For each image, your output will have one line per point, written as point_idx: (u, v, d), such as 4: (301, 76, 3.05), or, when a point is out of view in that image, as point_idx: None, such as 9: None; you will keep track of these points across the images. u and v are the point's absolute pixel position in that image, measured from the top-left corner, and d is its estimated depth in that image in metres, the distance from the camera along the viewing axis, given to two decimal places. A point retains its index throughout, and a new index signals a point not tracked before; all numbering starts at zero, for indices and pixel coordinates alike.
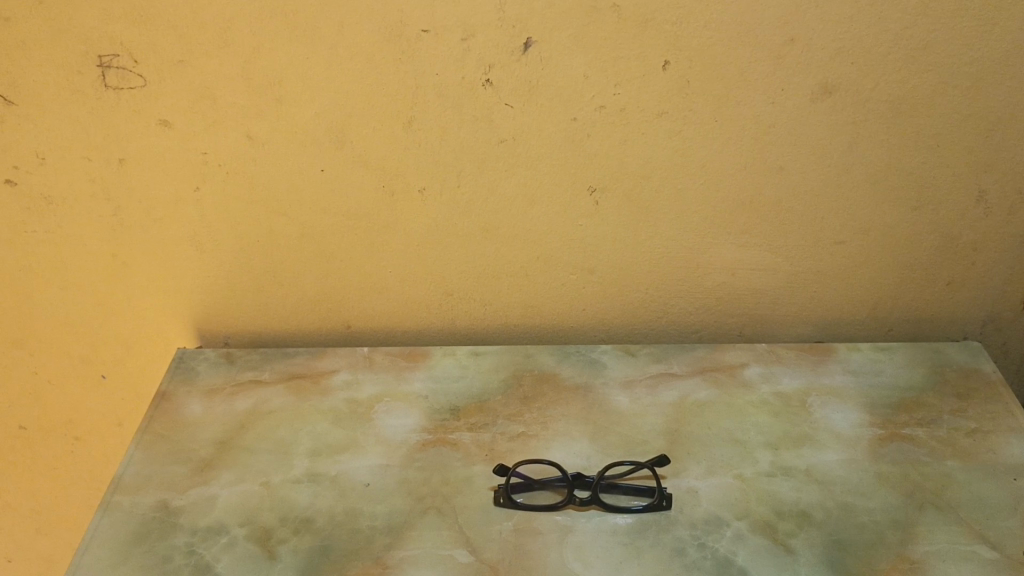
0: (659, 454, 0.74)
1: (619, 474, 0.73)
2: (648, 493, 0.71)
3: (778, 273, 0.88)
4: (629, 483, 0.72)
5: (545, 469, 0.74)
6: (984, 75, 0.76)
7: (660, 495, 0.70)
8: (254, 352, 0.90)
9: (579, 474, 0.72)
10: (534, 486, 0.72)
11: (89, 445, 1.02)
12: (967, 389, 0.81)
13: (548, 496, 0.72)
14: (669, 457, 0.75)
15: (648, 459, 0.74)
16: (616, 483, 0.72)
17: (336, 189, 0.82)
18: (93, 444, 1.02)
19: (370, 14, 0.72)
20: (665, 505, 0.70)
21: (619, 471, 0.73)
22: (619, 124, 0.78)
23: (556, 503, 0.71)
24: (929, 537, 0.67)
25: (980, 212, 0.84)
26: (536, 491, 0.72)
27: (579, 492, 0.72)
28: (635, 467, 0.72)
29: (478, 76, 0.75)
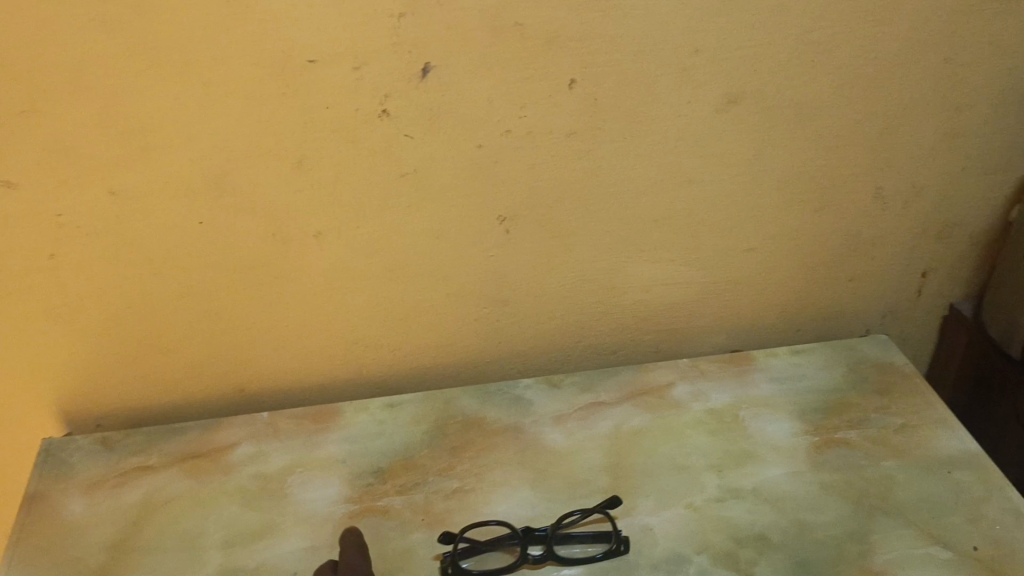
0: (609, 496, 0.70)
1: (571, 523, 0.68)
2: (604, 538, 0.67)
3: (691, 285, 0.87)
4: (583, 531, 0.68)
5: (493, 529, 0.68)
6: (879, 74, 0.76)
7: (616, 539, 0.66)
8: (136, 432, 0.79)
9: (530, 529, 0.67)
10: (484, 549, 0.66)
11: None
12: (886, 384, 0.83)
13: (500, 558, 0.66)
14: (618, 496, 0.71)
15: (599, 503, 0.70)
16: (569, 533, 0.68)
17: (220, 241, 0.73)
18: None
19: (247, 47, 0.63)
20: (622, 549, 0.66)
21: (569, 520, 0.68)
22: (526, 148, 0.74)
23: (511, 565, 0.65)
24: (886, 545, 0.67)
25: (878, 208, 0.85)
26: (488, 556, 0.66)
27: (532, 548, 0.67)
28: (587, 513, 0.68)
29: (374, 106, 0.68)
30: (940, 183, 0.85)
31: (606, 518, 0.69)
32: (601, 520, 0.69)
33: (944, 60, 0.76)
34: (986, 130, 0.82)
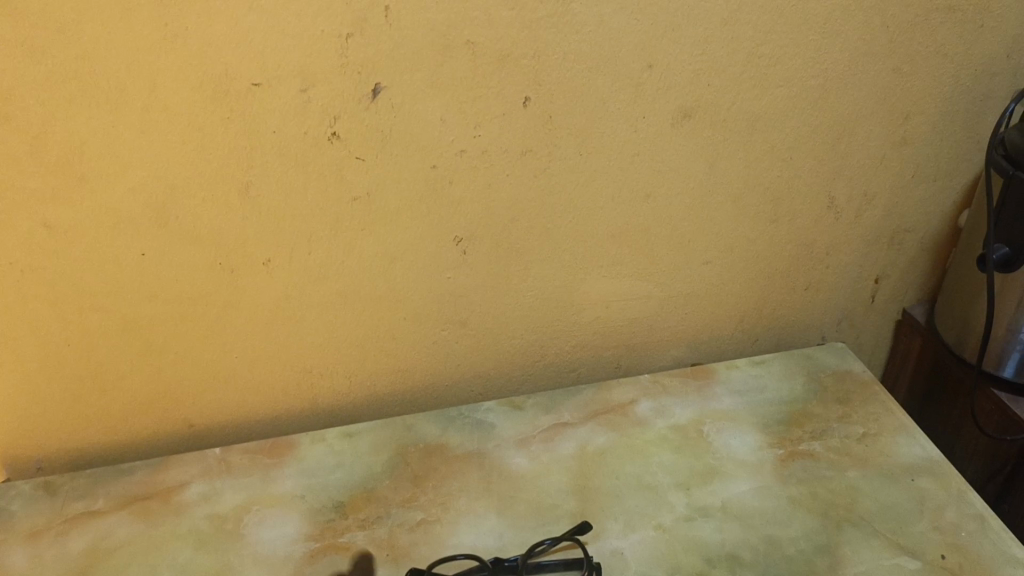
0: (578, 522, 0.69)
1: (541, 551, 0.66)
2: (575, 566, 0.65)
3: (650, 299, 0.86)
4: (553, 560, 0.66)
5: (462, 563, 0.66)
6: (830, 85, 0.76)
7: (588, 566, 0.65)
8: (80, 475, 0.75)
9: (499, 559, 0.65)
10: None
11: None
12: (846, 393, 0.83)
13: None
14: (587, 520, 0.70)
15: (569, 529, 0.68)
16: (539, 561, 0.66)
17: (164, 272, 0.70)
18: None
19: (187, 70, 0.60)
20: None
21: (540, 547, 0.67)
22: (481, 168, 0.72)
23: None
24: (855, 557, 0.66)
25: (831, 217, 0.86)
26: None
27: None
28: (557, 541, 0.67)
29: (323, 129, 0.66)
30: (891, 190, 0.85)
31: (576, 544, 0.67)
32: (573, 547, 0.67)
33: (892, 69, 0.77)
34: (934, 138, 0.83)
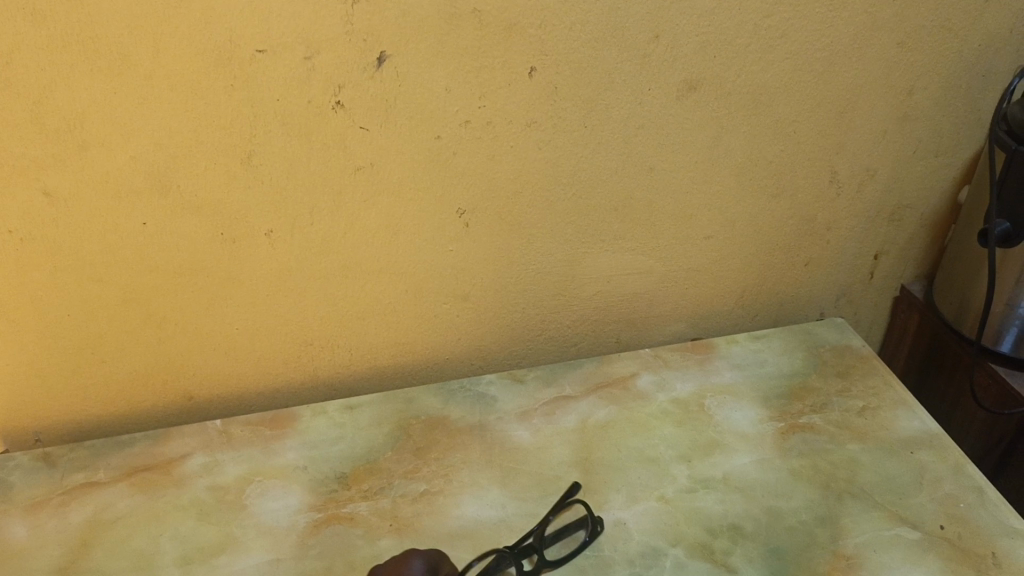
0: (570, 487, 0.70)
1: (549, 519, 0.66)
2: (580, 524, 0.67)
3: (651, 274, 0.86)
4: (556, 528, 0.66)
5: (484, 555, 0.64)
6: (834, 59, 0.76)
7: (592, 521, 0.66)
8: (79, 447, 0.75)
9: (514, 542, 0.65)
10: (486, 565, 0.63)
11: None
12: (846, 367, 0.83)
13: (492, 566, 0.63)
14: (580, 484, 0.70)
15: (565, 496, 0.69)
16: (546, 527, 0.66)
17: (166, 242, 0.69)
18: None
19: (190, 36, 0.59)
20: (599, 528, 0.66)
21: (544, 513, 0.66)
22: (485, 139, 0.71)
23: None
24: (856, 528, 0.66)
25: (833, 192, 0.86)
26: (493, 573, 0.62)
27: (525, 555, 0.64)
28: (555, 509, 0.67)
29: (327, 98, 0.65)
30: (892, 166, 0.86)
31: (574, 505, 0.68)
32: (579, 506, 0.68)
33: (896, 44, 0.77)
34: (935, 114, 0.83)
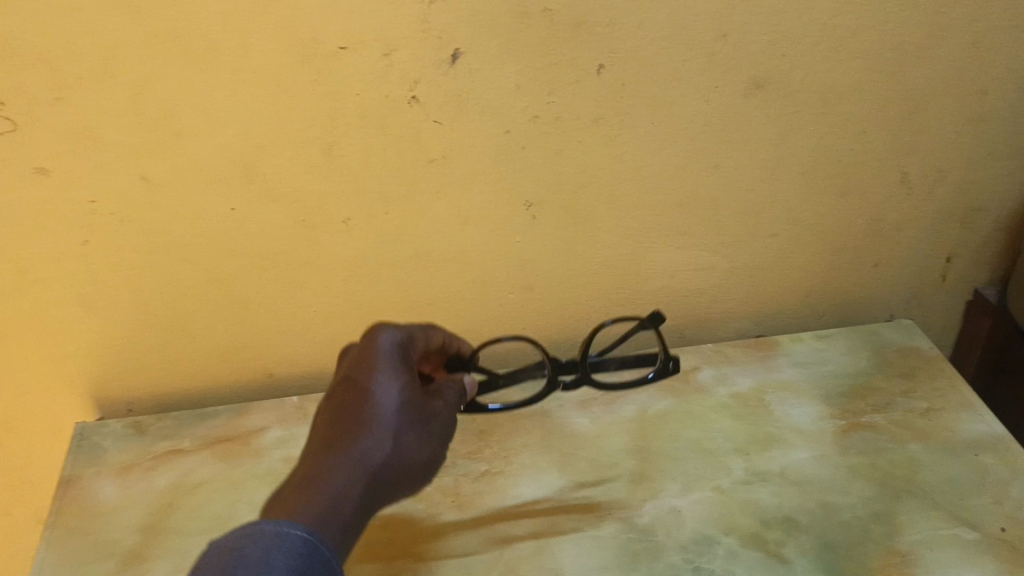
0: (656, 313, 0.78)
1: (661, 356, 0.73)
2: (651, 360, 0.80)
3: (715, 270, 0.88)
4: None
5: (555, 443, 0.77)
6: (905, 58, 0.76)
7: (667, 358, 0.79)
8: (166, 418, 0.81)
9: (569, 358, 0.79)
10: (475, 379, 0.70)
11: None
12: (911, 368, 0.83)
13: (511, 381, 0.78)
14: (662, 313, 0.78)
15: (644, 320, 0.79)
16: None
17: (250, 227, 0.74)
18: None
19: (279, 33, 0.63)
20: (672, 366, 0.79)
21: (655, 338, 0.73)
22: (553, 134, 0.74)
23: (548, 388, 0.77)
24: (912, 526, 0.66)
25: (902, 192, 0.85)
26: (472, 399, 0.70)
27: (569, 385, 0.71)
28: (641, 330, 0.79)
29: (403, 93, 0.68)
30: (965, 167, 0.85)
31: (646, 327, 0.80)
32: (644, 460, 0.74)
33: (970, 44, 0.76)
34: (1012, 114, 0.82)
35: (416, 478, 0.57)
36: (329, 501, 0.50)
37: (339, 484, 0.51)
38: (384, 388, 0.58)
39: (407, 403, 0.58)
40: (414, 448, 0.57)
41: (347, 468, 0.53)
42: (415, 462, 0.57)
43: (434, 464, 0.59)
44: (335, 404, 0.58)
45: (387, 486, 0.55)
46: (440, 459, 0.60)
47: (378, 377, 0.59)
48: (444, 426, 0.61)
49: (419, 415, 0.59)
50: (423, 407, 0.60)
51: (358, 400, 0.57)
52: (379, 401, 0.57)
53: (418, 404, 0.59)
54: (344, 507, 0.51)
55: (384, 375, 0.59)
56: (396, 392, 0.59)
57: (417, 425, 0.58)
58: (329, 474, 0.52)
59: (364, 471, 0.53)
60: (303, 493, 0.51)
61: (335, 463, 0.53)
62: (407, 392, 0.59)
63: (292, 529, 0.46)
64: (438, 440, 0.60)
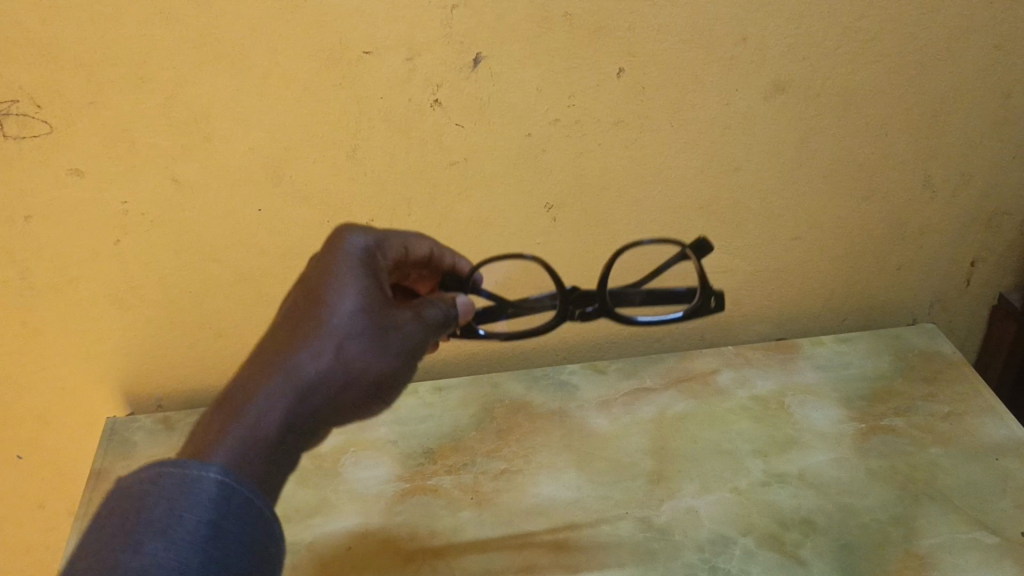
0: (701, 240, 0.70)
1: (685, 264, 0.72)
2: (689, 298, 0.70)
3: (735, 274, 0.88)
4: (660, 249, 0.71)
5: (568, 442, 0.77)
6: (927, 61, 0.76)
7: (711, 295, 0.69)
8: (194, 414, 0.83)
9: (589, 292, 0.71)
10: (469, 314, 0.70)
11: (22, 528, 0.95)
12: (933, 373, 0.83)
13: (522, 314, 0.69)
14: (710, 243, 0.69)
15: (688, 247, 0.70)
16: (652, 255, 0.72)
17: (277, 229, 0.75)
18: (27, 526, 0.94)
19: (305, 38, 0.65)
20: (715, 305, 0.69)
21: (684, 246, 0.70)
22: (574, 137, 0.75)
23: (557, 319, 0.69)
24: (931, 529, 0.66)
25: (925, 196, 0.85)
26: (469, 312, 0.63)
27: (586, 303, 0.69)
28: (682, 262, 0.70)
29: (426, 96, 0.70)
30: (989, 171, 0.84)
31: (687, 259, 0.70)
32: (662, 460, 0.74)
33: (993, 47, 0.76)
34: None
35: (371, 397, 0.51)
36: (249, 429, 0.45)
37: (263, 409, 0.46)
38: (343, 295, 0.51)
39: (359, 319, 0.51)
40: (374, 358, 0.50)
41: (278, 390, 0.47)
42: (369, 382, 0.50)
43: (400, 380, 0.53)
44: (289, 316, 0.50)
45: (331, 408, 0.49)
46: (408, 377, 0.54)
47: (339, 279, 0.52)
48: (416, 339, 0.54)
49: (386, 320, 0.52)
50: (386, 318, 0.52)
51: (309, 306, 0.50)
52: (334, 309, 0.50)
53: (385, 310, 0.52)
54: (268, 436, 0.45)
55: (346, 277, 0.52)
56: (353, 303, 0.51)
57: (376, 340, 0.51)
58: (254, 399, 0.46)
59: (295, 395, 0.47)
60: (222, 419, 0.45)
61: (265, 385, 0.47)
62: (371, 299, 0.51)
63: (198, 469, 0.41)
64: (404, 356, 0.52)
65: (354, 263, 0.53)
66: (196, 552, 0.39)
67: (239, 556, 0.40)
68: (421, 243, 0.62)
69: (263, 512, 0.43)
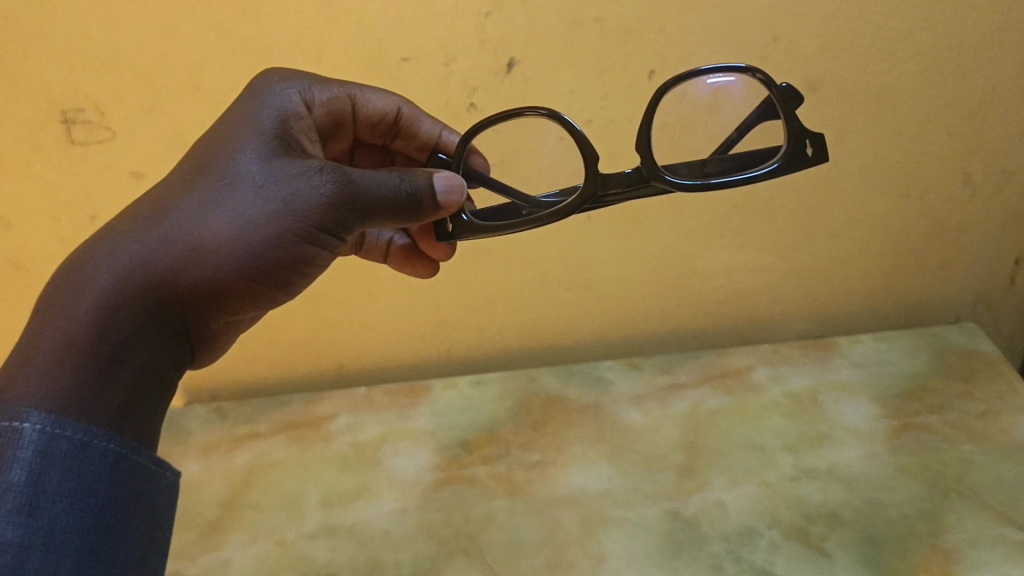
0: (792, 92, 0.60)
1: (774, 120, 0.60)
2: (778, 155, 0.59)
3: (772, 272, 0.89)
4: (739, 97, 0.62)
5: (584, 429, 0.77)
6: (965, 60, 0.75)
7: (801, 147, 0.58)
8: (247, 403, 0.88)
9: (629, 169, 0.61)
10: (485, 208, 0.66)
11: None
12: (971, 371, 0.82)
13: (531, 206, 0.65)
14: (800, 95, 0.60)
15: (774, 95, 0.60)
16: (730, 110, 0.62)
17: None
18: None
19: (344, 46, 0.68)
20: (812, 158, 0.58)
21: (770, 90, 0.60)
22: (605, 137, 0.75)
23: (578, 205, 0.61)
24: (958, 525, 0.66)
25: (966, 195, 0.85)
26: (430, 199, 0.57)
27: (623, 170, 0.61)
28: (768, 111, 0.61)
29: (463, 100, 0.72)
30: None
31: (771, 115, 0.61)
32: (693, 452, 0.76)
33: None
34: None
35: (236, 266, 0.50)
36: (72, 307, 0.47)
37: (87, 285, 0.48)
38: (218, 173, 0.52)
39: (230, 183, 0.51)
40: (239, 228, 0.50)
41: (107, 263, 0.49)
42: (229, 250, 0.50)
43: (287, 248, 0.52)
44: (162, 194, 0.53)
45: (184, 275, 0.50)
46: (292, 246, 0.52)
47: (222, 157, 0.53)
48: (302, 201, 0.51)
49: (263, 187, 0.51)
50: (262, 182, 0.51)
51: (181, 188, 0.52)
52: (200, 189, 0.51)
53: (264, 176, 0.52)
54: (84, 325, 0.47)
55: (228, 155, 0.53)
56: (227, 179, 0.51)
57: (242, 204, 0.51)
58: (80, 286, 0.48)
59: (133, 260, 0.49)
60: (60, 302, 0.48)
61: (99, 258, 0.49)
62: (243, 175, 0.52)
63: (10, 419, 0.43)
64: (282, 225, 0.51)
65: (241, 135, 0.54)
66: (11, 524, 0.42)
67: (60, 508, 0.44)
68: (384, 99, 0.67)
69: (96, 451, 0.45)
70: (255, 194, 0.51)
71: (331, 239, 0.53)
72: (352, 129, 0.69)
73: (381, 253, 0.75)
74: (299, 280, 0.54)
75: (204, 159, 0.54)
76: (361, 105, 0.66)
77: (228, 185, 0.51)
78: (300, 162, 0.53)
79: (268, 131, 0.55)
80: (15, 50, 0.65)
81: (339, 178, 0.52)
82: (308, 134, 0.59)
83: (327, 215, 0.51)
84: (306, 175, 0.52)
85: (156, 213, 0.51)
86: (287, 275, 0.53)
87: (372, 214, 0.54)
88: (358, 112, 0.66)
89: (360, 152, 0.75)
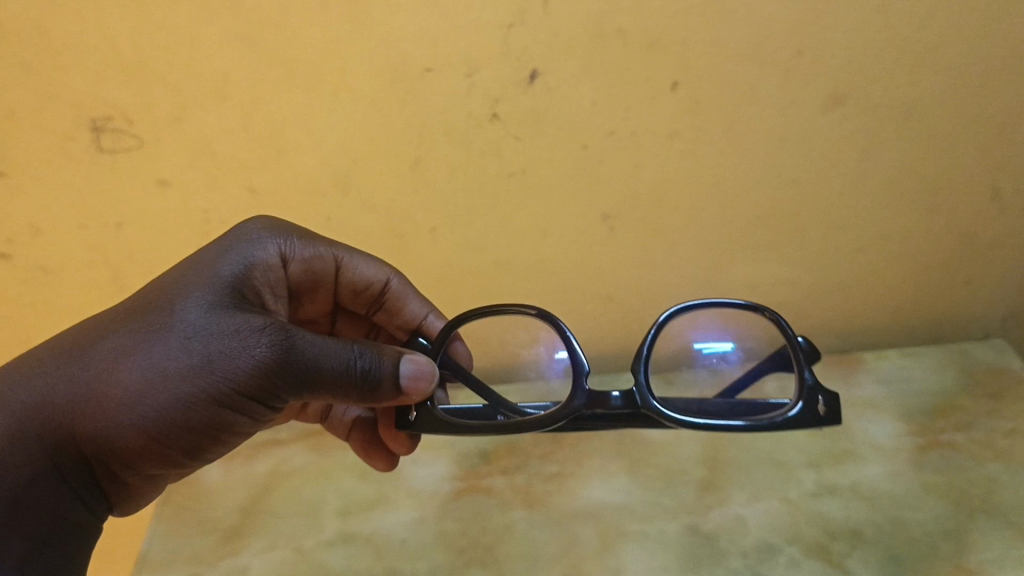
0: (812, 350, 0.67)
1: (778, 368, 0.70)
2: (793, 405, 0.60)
3: (798, 286, 0.89)
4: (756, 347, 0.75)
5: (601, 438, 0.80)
6: (993, 72, 0.74)
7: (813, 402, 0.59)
8: None
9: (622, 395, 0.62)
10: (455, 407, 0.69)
11: None
12: (999, 389, 0.82)
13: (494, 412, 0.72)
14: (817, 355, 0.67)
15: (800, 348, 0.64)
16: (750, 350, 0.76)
17: (345, 234, 0.80)
18: None
19: (366, 56, 0.67)
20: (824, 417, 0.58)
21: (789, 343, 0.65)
22: (630, 149, 0.75)
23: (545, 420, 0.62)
24: (984, 545, 0.65)
25: (995, 210, 0.84)
26: (389, 376, 0.55)
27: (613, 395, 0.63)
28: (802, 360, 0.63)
29: (484, 110, 0.71)
30: None
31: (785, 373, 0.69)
32: (712, 468, 0.75)
33: None
34: None
35: (142, 421, 0.50)
36: None
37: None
38: (146, 320, 0.52)
39: (160, 330, 0.51)
40: (149, 381, 0.50)
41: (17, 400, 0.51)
42: (136, 401, 0.50)
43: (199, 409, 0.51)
44: (92, 326, 0.54)
45: (91, 419, 0.50)
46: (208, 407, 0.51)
47: (160, 302, 0.53)
48: (227, 363, 0.50)
49: (188, 343, 0.50)
50: (192, 334, 0.51)
51: (109, 326, 0.53)
52: (124, 332, 0.52)
53: (193, 328, 0.51)
54: None
55: (164, 301, 0.53)
56: (154, 328, 0.51)
57: (164, 356, 0.50)
58: None
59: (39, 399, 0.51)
60: None
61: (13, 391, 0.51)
62: (173, 324, 0.51)
63: None
64: (198, 385, 0.50)
65: (191, 280, 0.54)
66: None
67: None
68: (376, 270, 0.72)
69: None
70: (177, 349, 0.50)
71: (256, 403, 0.52)
72: (335, 290, 0.73)
73: (344, 427, 0.78)
74: (218, 437, 0.53)
75: (154, 294, 0.54)
76: (348, 270, 0.71)
77: (157, 331, 0.51)
78: (240, 320, 0.52)
79: (219, 282, 0.55)
80: (44, 61, 0.64)
81: (271, 345, 0.51)
82: (271, 287, 0.62)
83: (250, 382, 0.50)
84: (238, 337, 0.51)
85: (80, 348, 0.52)
86: (202, 432, 0.52)
87: (305, 386, 0.52)
88: (350, 281, 0.72)
89: (341, 323, 0.80)
